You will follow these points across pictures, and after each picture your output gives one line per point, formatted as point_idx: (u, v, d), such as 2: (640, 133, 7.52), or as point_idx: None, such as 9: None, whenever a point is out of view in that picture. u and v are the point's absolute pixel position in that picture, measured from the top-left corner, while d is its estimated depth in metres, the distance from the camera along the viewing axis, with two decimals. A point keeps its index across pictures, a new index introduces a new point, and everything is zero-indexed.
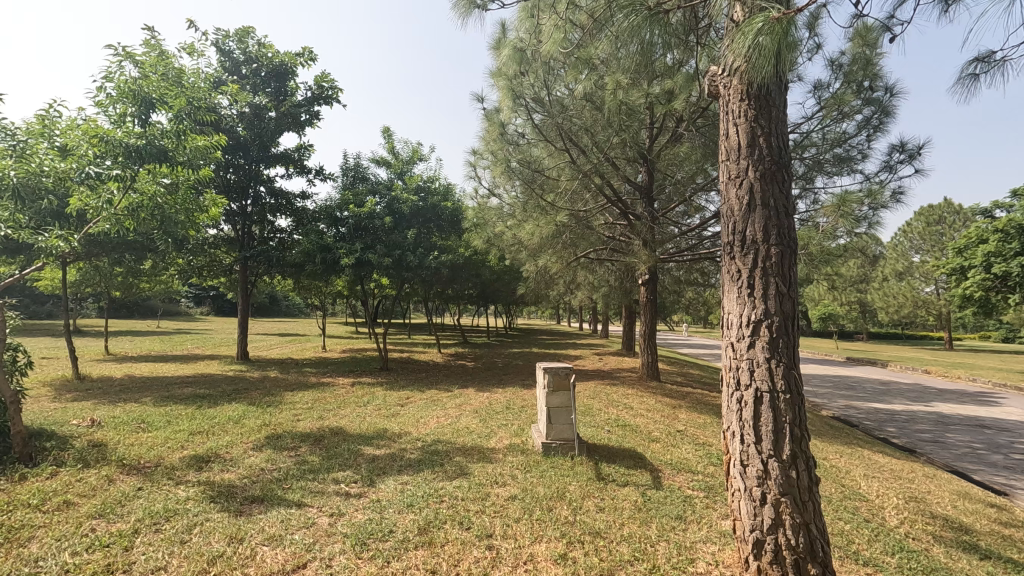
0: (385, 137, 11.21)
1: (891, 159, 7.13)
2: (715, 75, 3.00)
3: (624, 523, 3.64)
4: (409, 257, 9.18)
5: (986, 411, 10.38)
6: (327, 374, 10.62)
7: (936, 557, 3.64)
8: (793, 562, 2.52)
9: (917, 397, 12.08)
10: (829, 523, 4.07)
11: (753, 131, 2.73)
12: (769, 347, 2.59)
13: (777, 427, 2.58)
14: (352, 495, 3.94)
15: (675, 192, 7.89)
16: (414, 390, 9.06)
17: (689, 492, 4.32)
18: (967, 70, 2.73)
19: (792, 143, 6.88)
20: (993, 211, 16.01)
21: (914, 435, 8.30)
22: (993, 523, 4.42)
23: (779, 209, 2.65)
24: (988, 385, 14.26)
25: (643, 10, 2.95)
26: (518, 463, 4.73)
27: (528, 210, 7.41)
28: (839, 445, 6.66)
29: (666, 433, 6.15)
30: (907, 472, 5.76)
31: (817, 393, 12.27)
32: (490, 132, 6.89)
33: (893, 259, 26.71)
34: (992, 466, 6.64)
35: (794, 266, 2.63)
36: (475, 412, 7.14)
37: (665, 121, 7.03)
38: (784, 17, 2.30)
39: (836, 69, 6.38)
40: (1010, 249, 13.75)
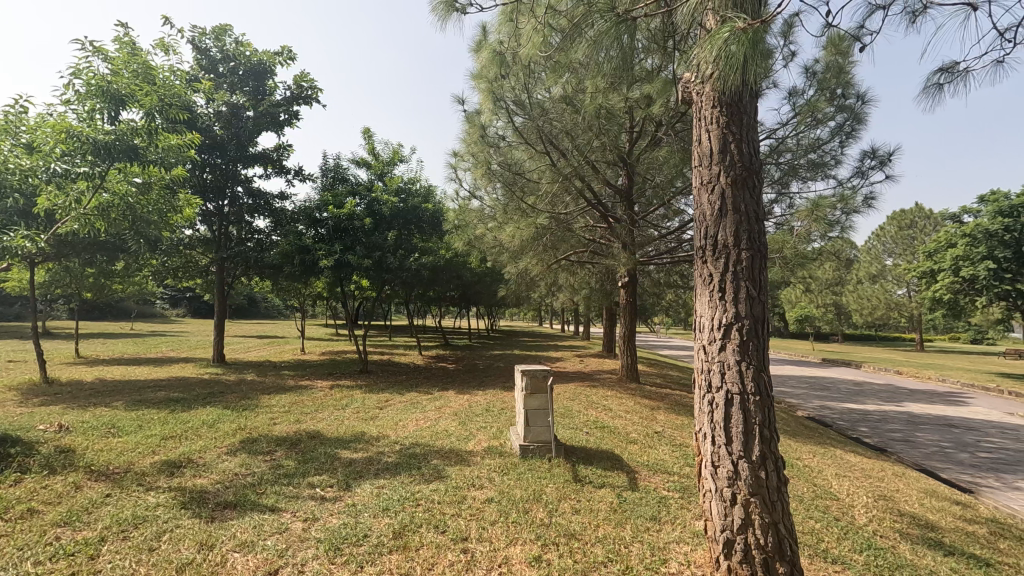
0: (366, 138, 11.13)
1: (863, 165, 7.31)
2: (689, 82, 3.04)
3: (599, 525, 3.67)
4: (390, 258, 9.12)
5: (954, 411, 10.69)
6: (305, 377, 10.49)
7: (902, 554, 3.73)
8: (762, 561, 2.56)
9: (889, 397, 12.36)
10: (800, 521, 4.15)
11: (725, 138, 2.78)
12: (740, 350, 2.64)
13: (747, 428, 2.63)
14: (327, 499, 3.91)
15: (655, 195, 7.97)
16: (394, 393, 9.01)
17: (665, 493, 4.36)
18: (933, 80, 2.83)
19: (768, 148, 7.00)
20: (962, 216, 16.51)
21: (885, 434, 8.51)
22: (957, 520, 4.55)
23: (750, 214, 2.70)
24: (957, 384, 14.68)
25: (613, 17, 2.99)
26: (495, 465, 4.74)
27: (509, 213, 7.42)
28: (812, 446, 6.78)
29: (643, 435, 6.21)
30: (877, 471, 5.90)
31: (793, 394, 12.48)
32: (470, 134, 6.88)
33: (866, 262, 27.35)
34: (959, 464, 6.83)
35: (764, 270, 2.69)
36: (454, 414, 7.13)
37: (645, 124, 7.11)
38: (750, 27, 2.35)
39: (811, 77, 6.51)
40: (977, 253, 14.20)
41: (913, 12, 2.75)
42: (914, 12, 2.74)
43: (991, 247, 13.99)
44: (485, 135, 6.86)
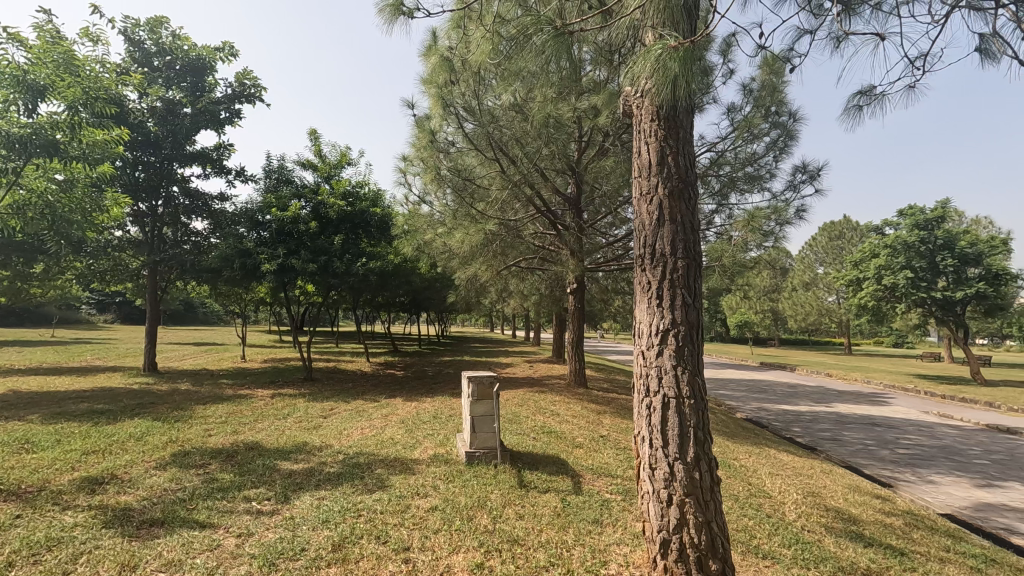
0: (312, 139, 10.82)
1: (795, 179, 7.74)
2: (630, 96, 3.14)
3: (542, 529, 3.70)
4: (336, 263, 8.87)
5: (877, 411, 11.43)
6: (246, 386, 10.07)
7: (827, 547, 3.95)
8: (696, 559, 2.65)
9: (820, 399, 13.07)
10: (735, 519, 4.31)
11: (663, 150, 2.88)
12: (676, 354, 2.74)
13: (682, 431, 2.73)
14: (263, 513, 3.76)
15: (604, 203, 8.14)
16: (339, 401, 8.78)
17: (607, 496, 4.45)
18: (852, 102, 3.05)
19: (708, 161, 7.30)
20: (884, 229, 17.73)
21: (815, 434, 8.99)
22: (877, 513, 4.86)
23: (686, 224, 2.81)
24: (880, 386, 15.69)
25: (550, 30, 3.04)
26: (440, 473, 4.70)
27: (458, 218, 7.38)
28: (748, 446, 7.08)
29: (589, 439, 6.32)
30: (807, 469, 6.23)
31: (733, 397, 13.00)
32: (420, 138, 6.81)
33: (800, 270, 28.89)
34: (881, 460, 7.30)
35: (699, 278, 2.80)
36: (401, 422, 7.02)
37: (593, 134, 7.26)
38: (681, 46, 2.45)
39: (747, 94, 6.84)
40: (898, 263, 15.26)
41: (836, 38, 2.98)
42: (837, 38, 2.97)
43: (909, 257, 15.08)
44: (435, 140, 6.82)
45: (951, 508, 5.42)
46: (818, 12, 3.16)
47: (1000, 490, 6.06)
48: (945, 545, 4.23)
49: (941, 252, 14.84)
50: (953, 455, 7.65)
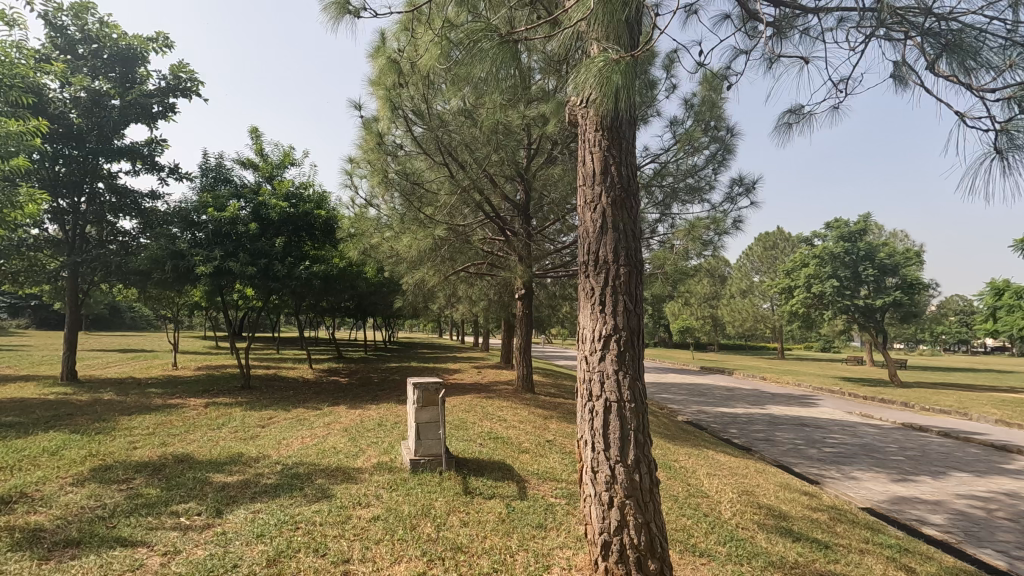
0: (253, 138, 10.41)
1: (732, 191, 8.11)
2: (575, 106, 3.21)
3: (486, 536, 3.69)
4: (277, 266, 8.55)
5: (807, 412, 12.09)
6: (177, 395, 9.53)
7: (759, 542, 4.14)
8: (636, 560, 2.71)
9: (755, 401, 13.69)
10: (674, 519, 4.44)
11: (606, 160, 2.95)
12: (617, 359, 2.80)
13: (623, 434, 2.79)
14: (192, 529, 3.56)
15: (552, 210, 8.24)
16: (279, 410, 8.45)
17: (552, 500, 4.50)
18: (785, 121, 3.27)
19: (652, 172, 7.53)
20: (812, 240, 18.83)
21: (750, 435, 9.40)
22: (805, 509, 5.13)
23: (628, 232, 2.89)
24: (809, 388, 16.60)
25: (497, 36, 3.05)
26: (383, 482, 4.60)
27: (406, 223, 7.26)
28: (688, 448, 7.32)
29: (535, 443, 6.37)
30: (742, 468, 6.50)
31: (675, 400, 13.43)
32: (367, 141, 6.67)
33: (737, 278, 30.24)
34: (809, 458, 7.72)
35: (640, 286, 2.89)
36: (344, 430, 6.84)
37: (542, 142, 7.36)
38: (622, 59, 2.53)
39: (689, 108, 7.11)
40: (825, 272, 16.23)
41: (769, 60, 3.16)
42: (769, 60, 3.15)
43: (835, 267, 16.06)
44: (383, 143, 6.70)
45: (871, 502, 5.79)
46: (752, 34, 3.34)
47: (913, 483, 6.53)
48: (865, 537, 4.52)
49: (863, 263, 15.91)
50: (873, 452, 8.19)
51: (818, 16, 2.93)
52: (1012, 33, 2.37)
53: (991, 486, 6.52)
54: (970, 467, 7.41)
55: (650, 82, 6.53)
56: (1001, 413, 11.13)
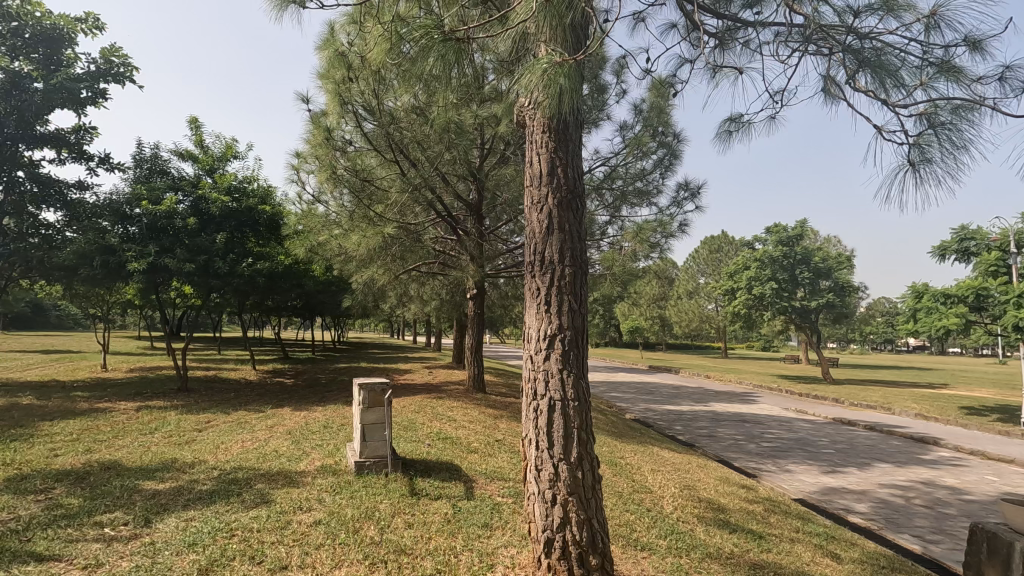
0: (193, 128, 9.92)
1: (678, 196, 8.37)
2: (523, 107, 3.22)
3: (431, 537, 3.66)
4: (218, 263, 8.19)
5: (747, 409, 12.61)
6: (105, 399, 8.97)
7: (698, 535, 4.28)
8: (577, 556, 2.75)
9: (699, 399, 14.17)
10: (618, 515, 4.54)
11: (553, 161, 2.98)
12: (562, 359, 2.85)
13: (567, 431, 2.83)
14: (117, 540, 3.36)
15: (505, 211, 8.24)
16: (218, 413, 8.08)
17: (499, 500, 4.51)
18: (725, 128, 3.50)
19: (602, 174, 7.67)
20: (754, 244, 19.65)
21: (695, 431, 9.71)
22: (742, 502, 5.35)
23: (573, 233, 2.93)
24: (749, 386, 17.32)
25: (439, 34, 2.99)
26: (327, 485, 4.48)
27: (355, 220, 7.09)
28: (635, 445, 7.50)
29: (485, 443, 6.37)
30: (684, 464, 6.72)
31: (623, 399, 13.72)
32: (314, 135, 6.49)
33: (684, 280, 31.22)
34: (748, 453, 8.06)
35: (585, 286, 2.94)
36: (288, 433, 6.62)
37: (495, 143, 7.37)
38: (565, 62, 2.56)
39: (638, 113, 7.29)
40: (765, 275, 16.91)
41: (710, 70, 3.29)
42: (711, 70, 3.28)
43: (774, 270, 16.78)
44: (331, 138, 6.55)
45: (803, 493, 6.11)
46: (696, 44, 3.46)
47: (840, 474, 6.94)
48: (796, 526, 4.75)
49: (799, 266, 16.74)
50: (806, 446, 8.62)
51: (756, 29, 3.07)
52: (927, 54, 2.55)
53: (910, 475, 7.01)
54: (892, 458, 7.95)
55: (600, 86, 6.67)
56: (919, 408, 11.98)
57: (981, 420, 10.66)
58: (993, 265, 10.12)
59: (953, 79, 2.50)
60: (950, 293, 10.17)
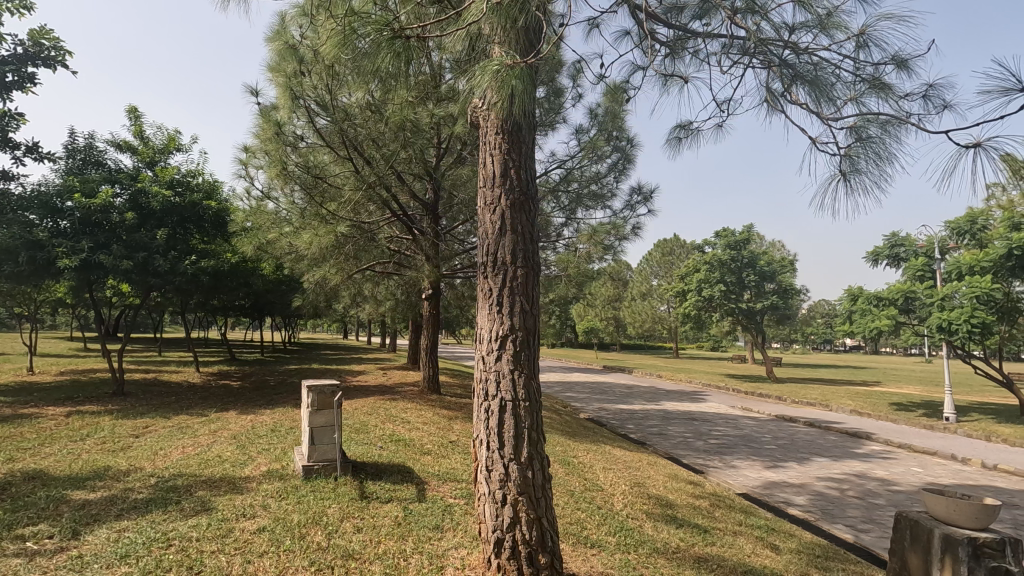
0: (131, 118, 9.42)
1: (632, 200, 8.56)
2: (477, 108, 3.22)
3: (380, 540, 3.61)
4: (158, 261, 7.82)
5: (696, 407, 13.01)
6: (31, 404, 8.39)
7: (646, 531, 4.39)
8: (527, 554, 2.77)
9: (651, 398, 14.52)
10: (569, 513, 4.59)
11: (506, 163, 3.00)
12: (513, 360, 2.86)
13: (517, 432, 2.84)
14: (40, 554, 3.15)
15: (462, 211, 8.18)
16: (157, 418, 7.70)
17: (451, 501, 4.48)
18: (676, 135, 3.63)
19: (558, 176, 7.76)
20: (703, 247, 20.28)
21: (646, 430, 9.94)
22: (689, 497, 5.52)
23: (525, 234, 2.96)
24: (699, 385, 17.88)
25: (388, 32, 2.94)
26: (272, 490, 4.34)
27: (307, 218, 6.89)
28: (588, 444, 7.61)
29: (438, 444, 6.32)
30: (635, 462, 6.86)
31: (578, 399, 13.90)
32: (264, 129, 6.28)
33: (638, 282, 31.95)
34: (696, 450, 8.31)
35: (537, 287, 2.97)
36: (232, 437, 6.38)
37: (452, 142, 7.35)
38: (517, 64, 2.58)
39: (593, 118, 7.40)
40: (714, 277, 17.47)
41: (661, 78, 3.39)
42: (661, 78, 3.39)
43: (723, 273, 17.38)
44: (282, 133, 6.36)
45: (746, 488, 6.36)
46: (649, 51, 3.55)
47: (781, 469, 7.26)
48: (739, 520, 4.94)
49: (746, 269, 17.42)
50: (750, 443, 8.97)
51: (705, 40, 3.18)
52: (859, 71, 2.71)
53: (844, 468, 7.40)
54: (829, 453, 8.37)
55: (556, 89, 6.77)
56: (854, 405, 12.67)
57: (909, 416, 11.37)
58: (920, 270, 10.84)
59: (882, 95, 2.67)
60: (882, 296, 10.78)
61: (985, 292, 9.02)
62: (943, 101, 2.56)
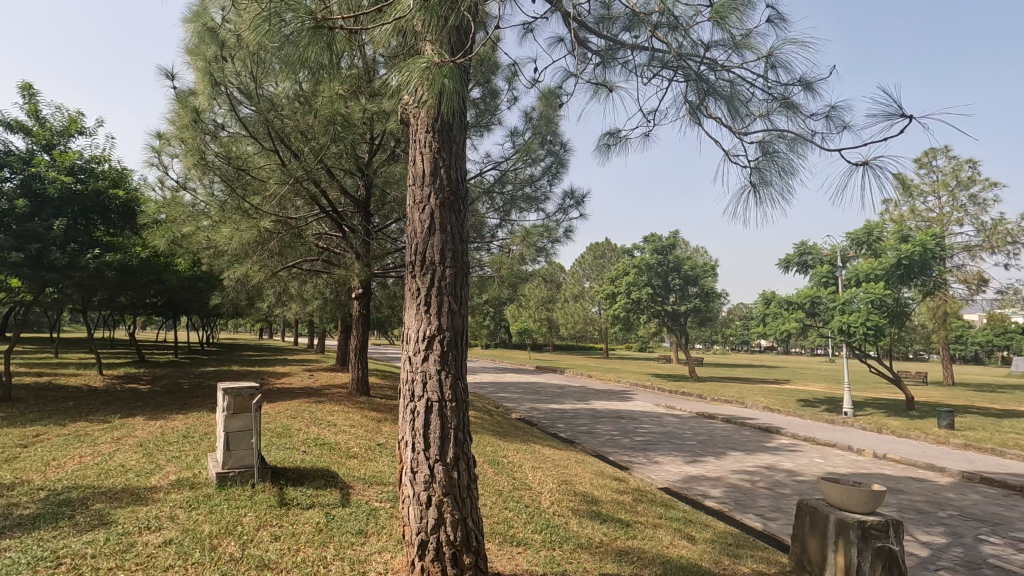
0: (24, 96, 8.53)
1: (564, 203, 8.74)
2: (407, 105, 3.18)
3: (299, 548, 3.47)
4: (54, 253, 7.12)
5: (623, 405, 13.44)
6: None
7: (571, 527, 4.49)
8: (451, 556, 2.76)
9: (581, 397, 14.86)
10: (496, 513, 4.61)
11: (436, 162, 2.97)
12: (440, 360, 2.84)
13: (443, 433, 2.82)
14: None
15: (394, 210, 7.99)
16: (51, 425, 7.01)
17: (376, 505, 4.39)
18: (605, 141, 3.76)
19: (493, 178, 7.78)
20: (632, 251, 21.02)
21: (575, 428, 10.16)
22: (613, 493, 5.69)
23: (455, 234, 2.95)
24: (627, 383, 18.50)
25: (310, 21, 2.80)
26: (181, 500, 4.07)
27: (227, 211, 6.51)
28: (518, 443, 7.68)
29: (365, 447, 6.16)
30: (563, 460, 7.00)
31: (510, 399, 14.01)
32: (179, 116, 5.84)
33: (571, 283, 32.67)
34: (623, 448, 8.59)
35: (465, 287, 2.96)
36: (139, 445, 5.92)
37: (385, 139, 7.19)
38: (444, 63, 2.56)
39: (528, 121, 7.49)
40: (643, 280, 18.12)
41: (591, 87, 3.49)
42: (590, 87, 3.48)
43: (650, 277, 18.09)
44: (201, 121, 6.00)
45: (667, 482, 6.65)
46: (581, 60, 3.64)
47: (700, 463, 7.65)
48: (659, 513, 5.16)
49: (672, 273, 18.22)
50: (673, 439, 9.37)
51: (632, 52, 3.29)
52: (771, 90, 2.90)
53: (756, 461, 7.90)
54: (743, 447, 8.91)
55: (492, 91, 6.78)
56: (767, 402, 13.56)
57: (813, 411, 12.31)
58: (825, 276, 11.75)
59: (788, 114, 2.87)
60: (792, 301, 11.59)
61: (879, 297, 9.95)
62: (841, 122, 2.78)
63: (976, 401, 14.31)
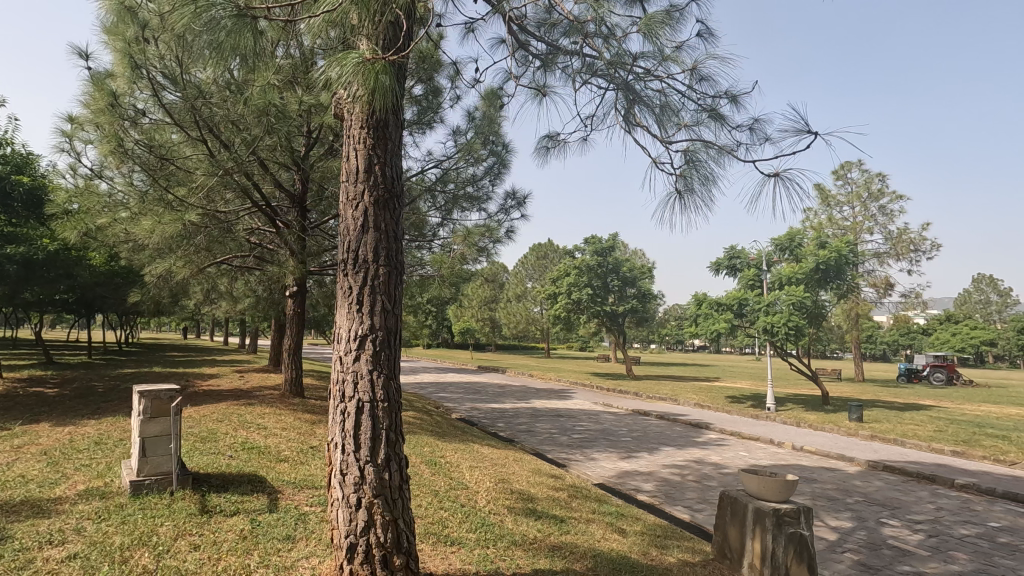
0: None
1: (507, 204, 8.80)
2: (342, 100, 3.11)
3: (220, 557, 3.32)
4: None
5: (562, 404, 13.67)
6: None
7: (505, 525, 4.53)
8: (381, 558, 2.73)
9: (522, 396, 14.98)
10: (431, 513, 4.59)
11: (370, 159, 2.92)
12: (372, 360, 2.81)
13: (374, 433, 2.79)
14: None
15: (332, 206, 7.77)
16: None
17: (305, 510, 4.26)
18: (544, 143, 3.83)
19: (435, 176, 7.72)
20: (573, 252, 21.36)
21: (515, 427, 10.25)
22: (549, 490, 5.79)
23: (389, 233, 2.91)
24: (567, 382, 18.80)
25: (230, 6, 2.66)
26: (89, 511, 3.80)
27: (147, 203, 6.12)
28: (457, 443, 7.66)
29: (296, 451, 5.97)
30: (502, 459, 7.05)
31: (451, 399, 13.91)
32: (94, 100, 5.45)
33: (514, 284, 32.86)
34: (561, 445, 8.74)
35: (399, 286, 2.94)
36: (42, 453, 5.47)
37: (323, 133, 6.97)
38: (375, 60, 2.52)
39: (471, 120, 7.49)
40: (583, 281, 18.45)
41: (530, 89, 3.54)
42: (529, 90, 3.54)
43: (590, 278, 18.47)
44: (119, 105, 5.56)
45: (602, 478, 6.84)
46: (522, 63, 3.69)
47: (634, 459, 7.90)
48: (592, 508, 5.30)
49: (611, 275, 18.68)
50: (609, 436, 9.62)
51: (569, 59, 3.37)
52: (699, 101, 3.05)
53: (686, 456, 8.25)
54: (674, 443, 9.28)
55: (434, 88, 6.74)
56: (698, 399, 14.18)
57: (740, 407, 12.98)
58: (751, 279, 12.38)
59: (711, 125, 3.04)
60: (722, 302, 12.16)
61: (800, 299, 10.64)
62: (762, 135, 2.97)
63: (883, 395, 15.55)
